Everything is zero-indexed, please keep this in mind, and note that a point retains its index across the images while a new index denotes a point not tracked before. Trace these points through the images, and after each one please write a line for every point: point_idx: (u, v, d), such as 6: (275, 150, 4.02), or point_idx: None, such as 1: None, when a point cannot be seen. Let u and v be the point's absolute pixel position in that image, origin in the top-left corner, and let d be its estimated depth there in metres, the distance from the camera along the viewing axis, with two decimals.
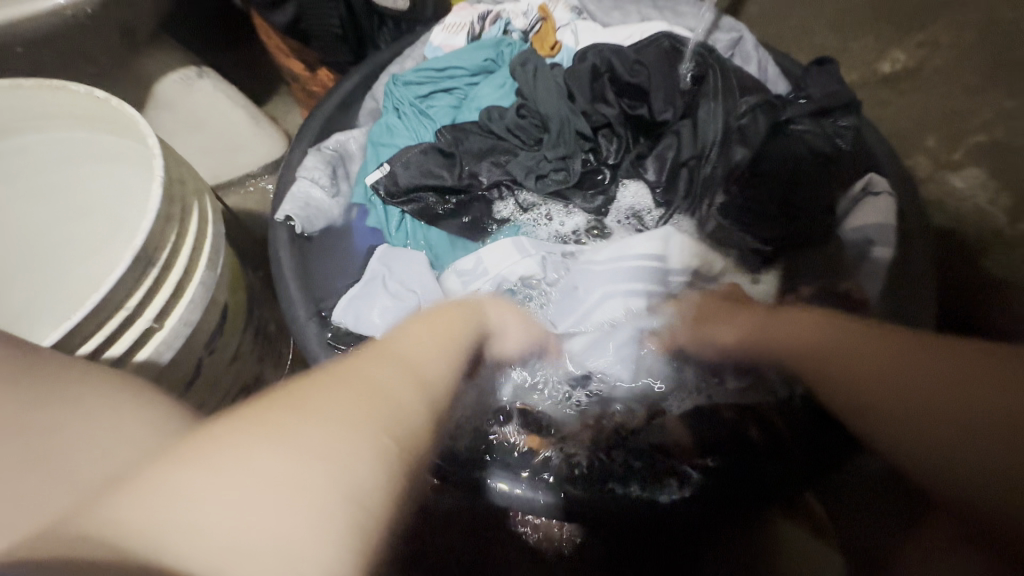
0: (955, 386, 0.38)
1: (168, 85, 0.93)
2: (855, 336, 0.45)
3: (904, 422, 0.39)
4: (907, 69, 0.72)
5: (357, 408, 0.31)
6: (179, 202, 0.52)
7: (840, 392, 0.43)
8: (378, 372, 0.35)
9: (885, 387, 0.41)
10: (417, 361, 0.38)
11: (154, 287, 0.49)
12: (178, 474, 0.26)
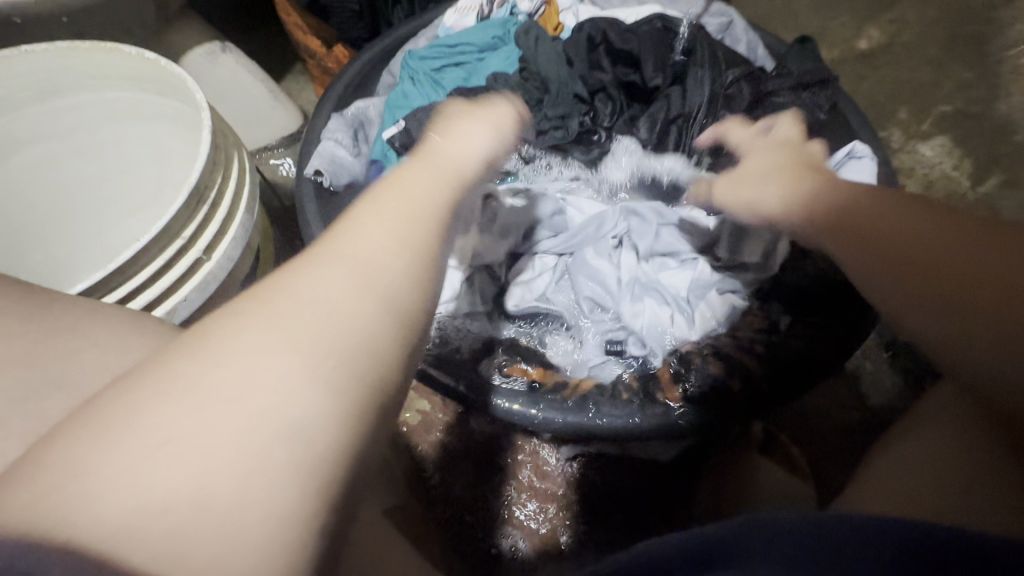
0: (960, 274, 0.37)
1: (194, 59, 0.99)
2: (915, 225, 0.40)
3: (922, 308, 0.38)
4: (880, 45, 0.81)
5: (311, 317, 0.27)
6: (223, 150, 0.59)
7: (877, 289, 0.41)
8: (324, 276, 0.29)
9: (912, 275, 0.39)
10: (364, 253, 0.31)
11: (204, 222, 0.55)
12: (89, 441, 0.24)
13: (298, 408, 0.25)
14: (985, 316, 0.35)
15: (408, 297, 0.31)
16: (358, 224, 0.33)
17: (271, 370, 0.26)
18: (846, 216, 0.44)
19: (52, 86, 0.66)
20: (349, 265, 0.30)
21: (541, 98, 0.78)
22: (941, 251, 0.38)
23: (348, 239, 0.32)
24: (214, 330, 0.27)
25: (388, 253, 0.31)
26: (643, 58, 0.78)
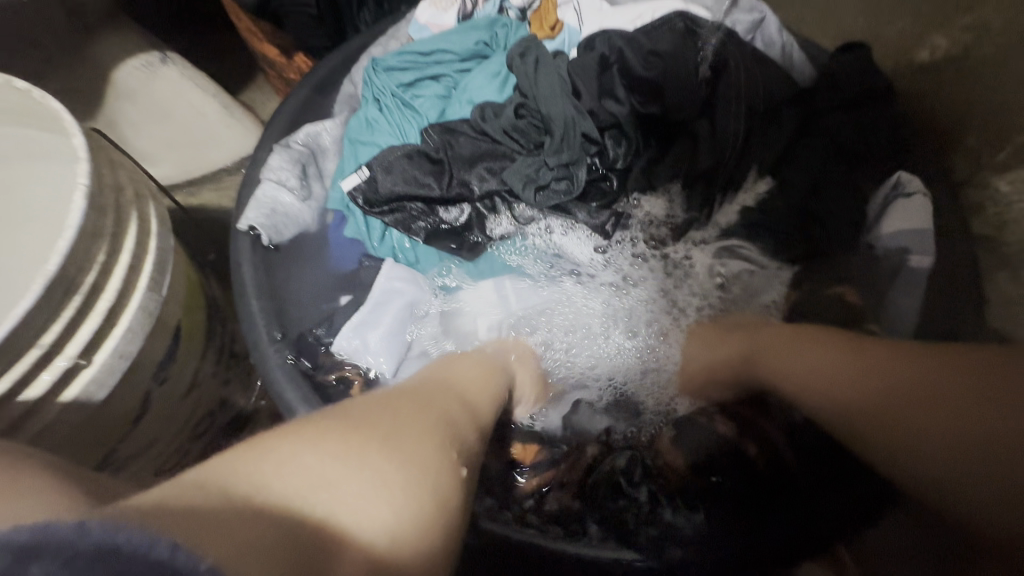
0: (883, 375, 0.40)
1: (129, 73, 0.85)
2: (874, 358, 0.41)
3: (870, 429, 0.39)
4: (950, 57, 0.65)
5: (431, 419, 0.33)
6: (113, 214, 0.44)
7: (856, 420, 0.40)
8: (410, 408, 0.33)
9: (853, 396, 0.40)
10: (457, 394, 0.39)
11: (77, 319, 0.41)
12: (291, 451, 0.26)
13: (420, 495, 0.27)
14: (916, 410, 0.37)
15: (478, 441, 0.36)
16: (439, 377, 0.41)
17: (412, 451, 0.29)
18: (751, 352, 0.50)
19: None
20: (449, 407, 0.36)
21: (541, 140, 0.64)
22: (851, 365, 0.42)
23: (436, 381, 0.40)
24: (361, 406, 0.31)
25: (470, 391, 0.41)
26: (666, 85, 0.64)
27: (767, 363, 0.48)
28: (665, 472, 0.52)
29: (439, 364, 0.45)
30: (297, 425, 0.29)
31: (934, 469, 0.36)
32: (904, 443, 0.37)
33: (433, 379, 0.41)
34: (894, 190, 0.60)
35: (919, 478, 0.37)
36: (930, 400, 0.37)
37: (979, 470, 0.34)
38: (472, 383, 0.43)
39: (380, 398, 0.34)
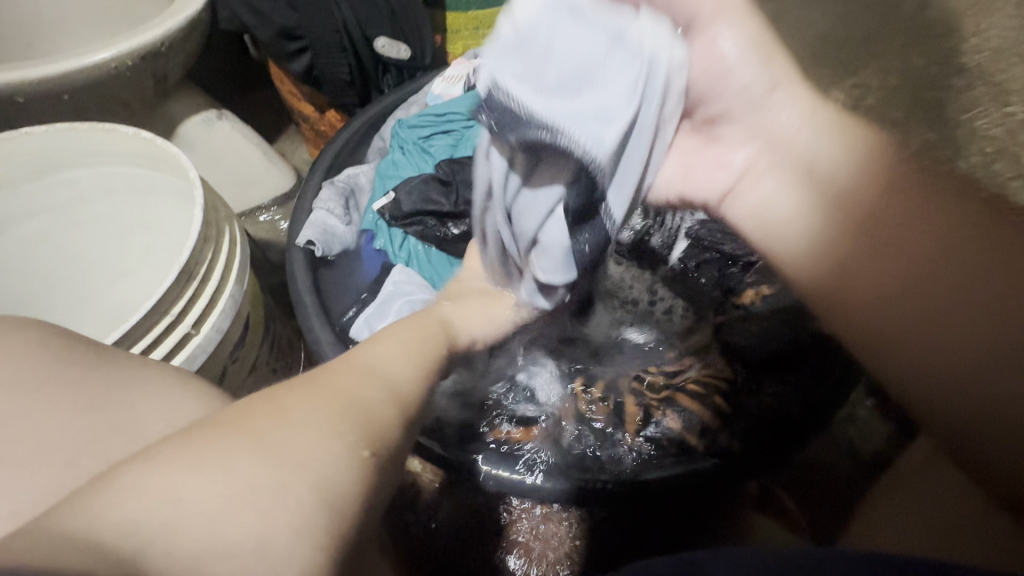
0: (964, 275, 0.41)
1: (191, 127, 1.03)
2: (992, 250, 0.41)
3: (921, 319, 0.42)
4: None
5: (323, 411, 0.33)
6: (215, 226, 0.60)
7: (943, 299, 0.41)
8: (306, 403, 0.33)
9: (921, 284, 0.43)
10: (354, 396, 0.36)
11: (193, 297, 0.57)
12: (157, 472, 0.26)
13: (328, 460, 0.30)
14: (981, 312, 0.40)
15: (393, 419, 0.37)
16: (341, 374, 0.38)
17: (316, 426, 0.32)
18: (881, 215, 0.46)
19: (50, 162, 0.68)
20: (335, 406, 0.34)
21: None
22: (953, 267, 0.41)
23: (329, 385, 0.36)
24: (250, 411, 0.31)
25: (372, 393, 0.37)
26: None
27: (857, 227, 0.47)
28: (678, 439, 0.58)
29: (340, 369, 0.39)
30: (203, 425, 0.30)
31: (984, 370, 0.39)
32: (944, 340, 0.41)
33: (354, 367, 0.40)
34: None
35: (953, 372, 0.40)
36: (998, 310, 0.39)
37: (1014, 380, 0.38)
38: (384, 390, 0.39)
39: (270, 401, 0.32)
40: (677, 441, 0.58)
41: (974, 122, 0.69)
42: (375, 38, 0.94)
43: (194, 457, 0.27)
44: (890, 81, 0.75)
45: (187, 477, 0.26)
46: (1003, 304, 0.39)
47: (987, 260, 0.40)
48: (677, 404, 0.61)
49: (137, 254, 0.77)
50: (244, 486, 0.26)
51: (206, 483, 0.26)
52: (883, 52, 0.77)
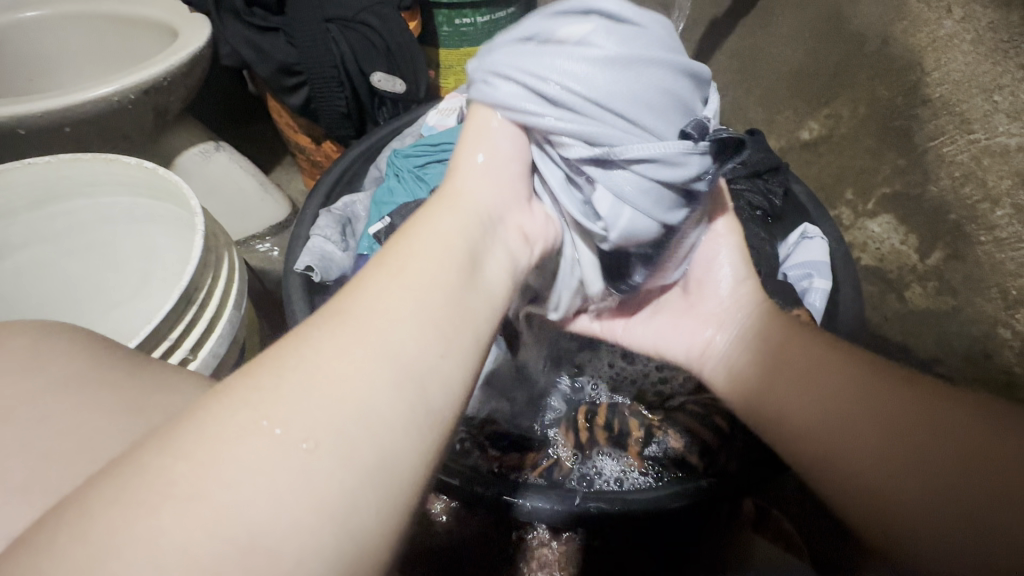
0: (872, 398, 0.41)
1: (189, 158, 1.05)
2: (883, 391, 0.41)
3: (835, 440, 0.41)
4: (822, 135, 0.88)
5: (352, 363, 0.31)
6: (214, 252, 0.61)
7: (829, 451, 0.41)
8: (336, 358, 0.31)
9: (833, 408, 0.42)
10: (397, 330, 0.34)
11: (192, 323, 0.57)
12: (177, 467, 0.26)
13: (384, 421, 0.30)
14: (897, 432, 0.39)
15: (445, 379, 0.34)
16: (375, 296, 0.35)
17: (362, 381, 0.31)
18: (781, 365, 0.47)
19: (51, 191, 0.69)
20: (376, 347, 0.32)
21: None
22: (857, 399, 0.42)
23: (366, 316, 0.34)
24: (264, 372, 0.31)
25: (413, 317, 0.35)
26: None
27: (767, 363, 0.48)
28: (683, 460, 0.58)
29: (379, 285, 0.36)
30: (223, 399, 0.30)
31: (907, 504, 0.37)
32: (864, 457, 0.39)
33: (387, 280, 0.36)
34: (801, 236, 0.80)
35: (865, 484, 0.39)
36: (909, 433, 0.38)
37: (931, 502, 0.36)
38: (434, 301, 0.36)
39: (308, 358, 0.31)
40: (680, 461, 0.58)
41: (941, 149, 0.73)
42: (371, 73, 0.97)
43: (248, 449, 0.27)
44: (859, 111, 0.82)
45: (247, 471, 0.27)
46: (917, 438, 0.38)
47: (928, 406, 0.39)
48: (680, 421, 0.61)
49: (138, 276, 0.77)
50: (287, 476, 0.27)
51: (265, 474, 0.27)
52: (854, 84, 0.82)
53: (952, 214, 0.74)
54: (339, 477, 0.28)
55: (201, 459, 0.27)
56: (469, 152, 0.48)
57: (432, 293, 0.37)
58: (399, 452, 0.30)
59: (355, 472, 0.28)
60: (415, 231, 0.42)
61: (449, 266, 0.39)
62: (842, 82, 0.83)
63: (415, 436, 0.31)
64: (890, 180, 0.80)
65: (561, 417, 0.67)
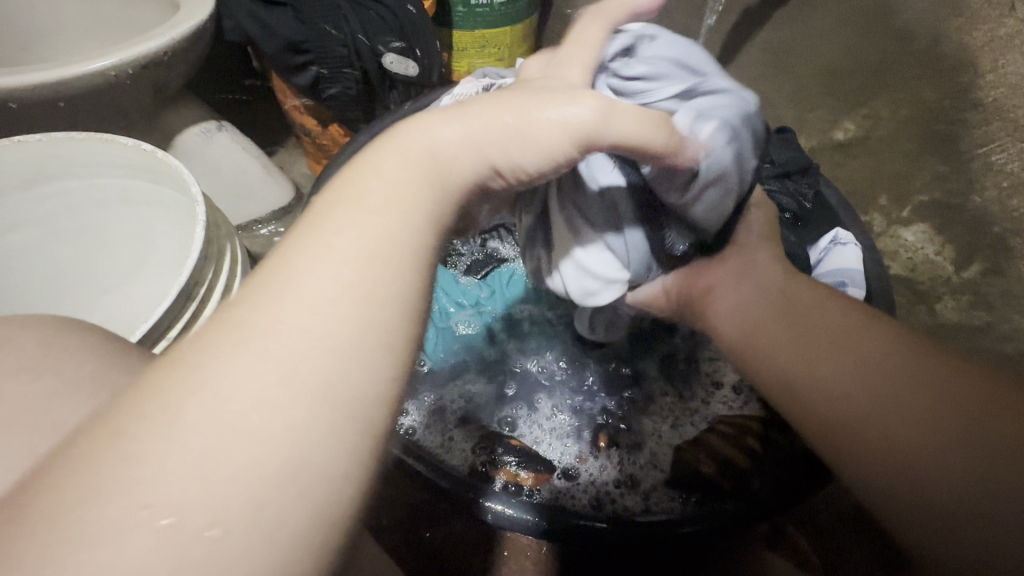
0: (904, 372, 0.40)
1: (189, 137, 1.00)
2: (872, 338, 0.44)
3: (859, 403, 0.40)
4: (857, 136, 0.82)
5: (295, 344, 0.24)
6: (216, 245, 0.57)
7: (813, 386, 0.44)
8: (287, 334, 0.24)
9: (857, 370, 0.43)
10: (330, 320, 0.25)
11: (192, 319, 0.53)
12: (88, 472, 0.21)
13: (298, 430, 0.23)
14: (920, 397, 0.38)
15: None
16: (330, 253, 0.27)
17: (277, 382, 0.23)
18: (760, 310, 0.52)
19: (42, 171, 0.65)
20: (300, 341, 0.24)
21: None
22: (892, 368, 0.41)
23: (308, 276, 0.26)
24: (203, 349, 0.24)
25: (355, 300, 0.26)
26: None
27: (750, 305, 0.53)
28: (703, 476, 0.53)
29: (308, 261, 0.27)
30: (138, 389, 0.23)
31: (894, 435, 0.38)
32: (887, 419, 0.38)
33: (317, 254, 0.27)
34: (832, 241, 0.75)
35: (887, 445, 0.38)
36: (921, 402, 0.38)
37: (913, 435, 0.37)
38: (378, 288, 0.27)
39: (205, 348, 0.24)
40: (705, 480, 0.53)
41: (990, 157, 0.70)
42: (383, 54, 0.93)
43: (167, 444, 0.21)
44: (901, 112, 0.77)
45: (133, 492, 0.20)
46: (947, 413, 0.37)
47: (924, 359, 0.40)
48: (711, 436, 0.57)
49: (135, 264, 0.73)
50: (221, 495, 0.21)
51: (174, 487, 0.20)
52: (895, 83, 0.78)
53: (996, 226, 0.71)
54: (235, 501, 0.21)
55: (130, 469, 0.21)
56: (502, 110, 0.36)
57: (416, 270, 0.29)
58: (324, 464, 0.23)
59: (266, 491, 0.21)
60: (370, 177, 0.31)
61: (405, 205, 0.31)
62: (883, 82, 0.79)
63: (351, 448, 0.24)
64: (928, 187, 0.76)
65: (578, 427, 0.61)
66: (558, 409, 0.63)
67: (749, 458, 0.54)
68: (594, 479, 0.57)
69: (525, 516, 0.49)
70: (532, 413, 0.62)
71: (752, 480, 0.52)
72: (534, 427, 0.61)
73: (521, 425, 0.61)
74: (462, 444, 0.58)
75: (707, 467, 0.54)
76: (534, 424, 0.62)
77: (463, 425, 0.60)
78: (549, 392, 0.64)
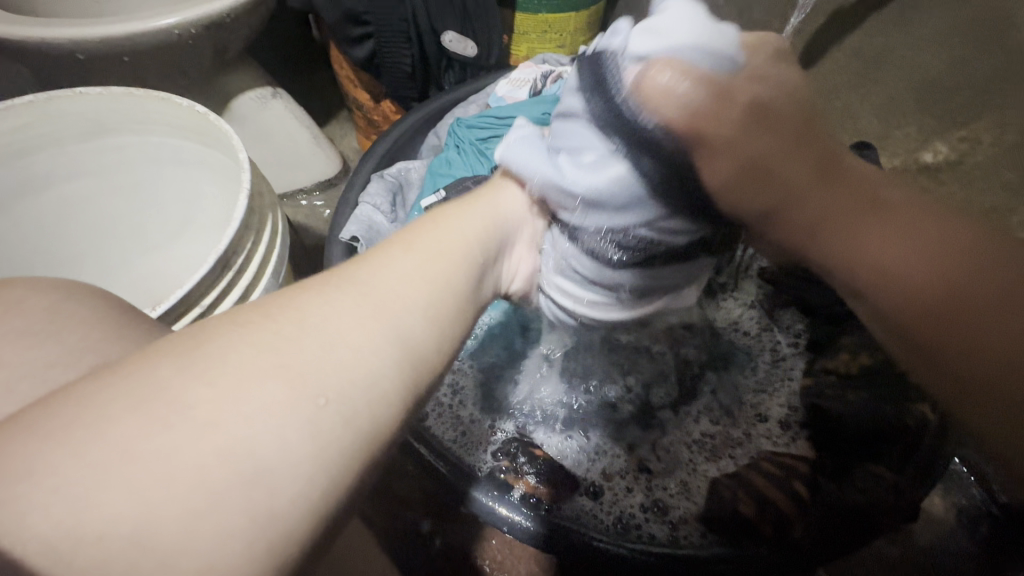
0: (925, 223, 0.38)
1: (244, 102, 1.00)
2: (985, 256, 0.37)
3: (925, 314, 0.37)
4: (949, 160, 0.71)
5: (326, 348, 0.26)
6: (258, 214, 0.57)
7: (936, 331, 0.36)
8: (337, 320, 0.28)
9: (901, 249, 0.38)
10: (361, 340, 0.28)
11: (226, 290, 0.52)
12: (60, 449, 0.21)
13: (278, 438, 0.23)
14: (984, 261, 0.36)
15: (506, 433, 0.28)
16: (385, 271, 0.33)
17: (280, 397, 0.24)
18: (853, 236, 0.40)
19: (98, 124, 0.65)
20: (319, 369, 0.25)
21: None
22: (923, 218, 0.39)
23: (368, 279, 0.31)
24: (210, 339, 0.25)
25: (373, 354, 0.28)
26: None
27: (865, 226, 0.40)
28: (736, 514, 0.49)
29: (337, 304, 0.29)
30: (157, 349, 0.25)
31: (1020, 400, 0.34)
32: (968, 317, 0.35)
33: (344, 293, 0.30)
34: None
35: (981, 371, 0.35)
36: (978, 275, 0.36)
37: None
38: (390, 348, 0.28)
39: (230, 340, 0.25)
40: (738, 520, 0.48)
41: None
42: (443, 31, 0.90)
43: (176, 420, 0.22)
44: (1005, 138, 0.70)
45: (140, 452, 0.21)
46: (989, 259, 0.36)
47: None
48: (751, 472, 0.52)
49: (179, 227, 0.74)
50: (191, 495, 0.21)
51: (163, 470, 0.21)
52: None
53: None
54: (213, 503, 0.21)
55: (118, 445, 0.21)
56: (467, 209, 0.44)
57: (450, 314, 0.33)
58: (294, 489, 0.23)
59: (235, 487, 0.22)
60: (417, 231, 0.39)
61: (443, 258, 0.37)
62: None
63: (328, 473, 0.24)
64: None
65: (603, 443, 0.57)
66: (585, 422, 0.59)
67: (792, 502, 0.49)
68: (615, 501, 0.53)
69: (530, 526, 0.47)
70: (555, 423, 0.59)
71: (795, 527, 0.47)
72: (556, 439, 0.58)
73: (543, 435, 0.58)
74: (465, 433, 0.58)
75: (745, 508, 0.49)
76: (558, 436, 0.58)
77: (474, 423, 0.59)
78: (576, 405, 0.60)
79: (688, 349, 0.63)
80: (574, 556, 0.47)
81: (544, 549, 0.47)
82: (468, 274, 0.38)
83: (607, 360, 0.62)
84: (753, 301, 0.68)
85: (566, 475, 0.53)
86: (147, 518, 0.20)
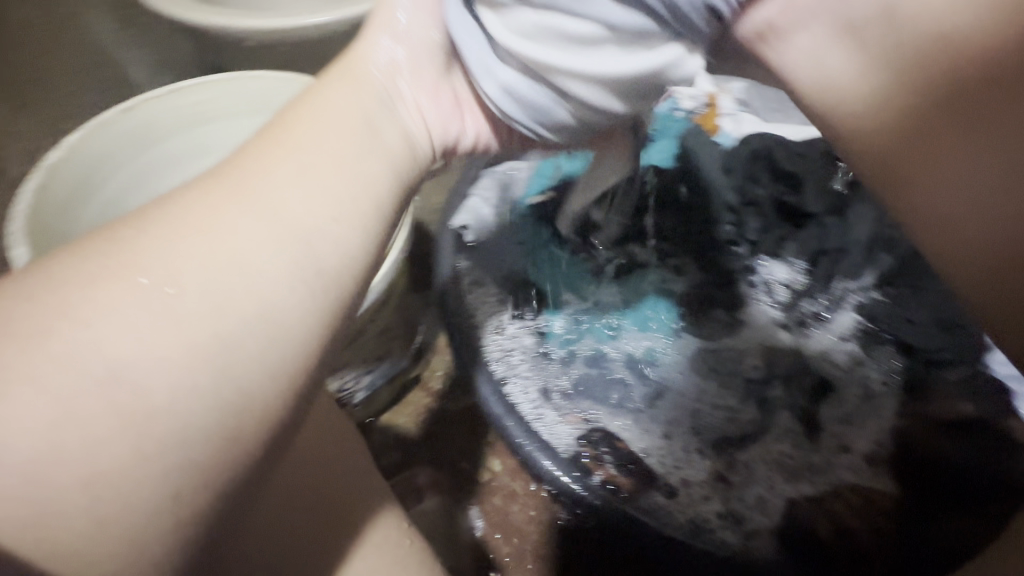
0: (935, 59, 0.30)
1: None
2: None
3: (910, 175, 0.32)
4: None
5: (205, 268, 0.30)
6: None
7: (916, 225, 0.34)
8: (206, 218, 0.32)
9: (990, 79, 0.29)
10: (257, 268, 0.32)
11: None
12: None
13: (153, 363, 0.27)
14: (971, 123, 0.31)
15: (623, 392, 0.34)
16: (257, 171, 0.35)
17: (143, 319, 0.28)
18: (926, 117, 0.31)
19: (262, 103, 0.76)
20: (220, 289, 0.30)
21: (692, 202, 0.75)
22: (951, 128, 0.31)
23: (276, 198, 0.34)
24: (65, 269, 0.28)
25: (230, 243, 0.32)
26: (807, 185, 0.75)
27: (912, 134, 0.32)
28: (815, 536, 0.52)
29: (188, 197, 0.33)
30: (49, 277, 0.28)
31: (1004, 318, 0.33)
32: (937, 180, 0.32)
33: (223, 196, 0.33)
34: None
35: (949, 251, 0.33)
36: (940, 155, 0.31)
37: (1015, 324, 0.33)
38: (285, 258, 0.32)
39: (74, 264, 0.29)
40: (816, 538, 0.52)
41: None
42: None
43: (70, 354, 0.26)
44: None
45: (54, 378, 0.26)
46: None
47: None
48: (832, 496, 0.55)
49: None
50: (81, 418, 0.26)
51: (61, 399, 0.25)
52: None
53: None
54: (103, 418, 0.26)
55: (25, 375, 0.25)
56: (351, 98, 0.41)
57: (354, 215, 0.36)
58: (169, 396, 0.27)
59: (107, 404, 0.26)
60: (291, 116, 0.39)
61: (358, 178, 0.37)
62: None
63: (215, 395, 0.29)
64: None
65: (683, 448, 0.59)
66: (667, 424, 0.61)
67: (870, 532, 0.52)
68: (692, 504, 0.55)
69: (614, 511, 0.53)
70: (636, 418, 0.61)
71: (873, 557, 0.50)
72: (637, 435, 0.60)
73: (624, 429, 0.61)
74: (539, 406, 0.61)
75: (823, 529, 0.52)
76: (638, 432, 0.61)
77: (547, 400, 0.62)
78: (658, 407, 0.62)
79: (776, 371, 0.64)
80: (650, 548, 0.52)
81: (621, 531, 0.53)
82: (390, 165, 0.40)
83: (699, 373, 0.65)
84: (846, 333, 0.67)
85: (645, 471, 0.57)
86: (51, 452, 0.25)
